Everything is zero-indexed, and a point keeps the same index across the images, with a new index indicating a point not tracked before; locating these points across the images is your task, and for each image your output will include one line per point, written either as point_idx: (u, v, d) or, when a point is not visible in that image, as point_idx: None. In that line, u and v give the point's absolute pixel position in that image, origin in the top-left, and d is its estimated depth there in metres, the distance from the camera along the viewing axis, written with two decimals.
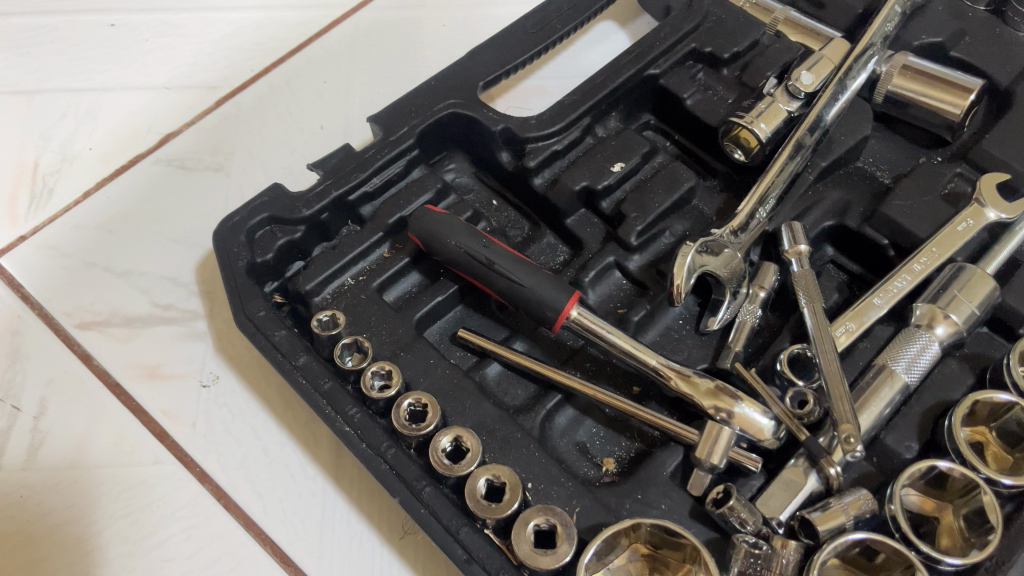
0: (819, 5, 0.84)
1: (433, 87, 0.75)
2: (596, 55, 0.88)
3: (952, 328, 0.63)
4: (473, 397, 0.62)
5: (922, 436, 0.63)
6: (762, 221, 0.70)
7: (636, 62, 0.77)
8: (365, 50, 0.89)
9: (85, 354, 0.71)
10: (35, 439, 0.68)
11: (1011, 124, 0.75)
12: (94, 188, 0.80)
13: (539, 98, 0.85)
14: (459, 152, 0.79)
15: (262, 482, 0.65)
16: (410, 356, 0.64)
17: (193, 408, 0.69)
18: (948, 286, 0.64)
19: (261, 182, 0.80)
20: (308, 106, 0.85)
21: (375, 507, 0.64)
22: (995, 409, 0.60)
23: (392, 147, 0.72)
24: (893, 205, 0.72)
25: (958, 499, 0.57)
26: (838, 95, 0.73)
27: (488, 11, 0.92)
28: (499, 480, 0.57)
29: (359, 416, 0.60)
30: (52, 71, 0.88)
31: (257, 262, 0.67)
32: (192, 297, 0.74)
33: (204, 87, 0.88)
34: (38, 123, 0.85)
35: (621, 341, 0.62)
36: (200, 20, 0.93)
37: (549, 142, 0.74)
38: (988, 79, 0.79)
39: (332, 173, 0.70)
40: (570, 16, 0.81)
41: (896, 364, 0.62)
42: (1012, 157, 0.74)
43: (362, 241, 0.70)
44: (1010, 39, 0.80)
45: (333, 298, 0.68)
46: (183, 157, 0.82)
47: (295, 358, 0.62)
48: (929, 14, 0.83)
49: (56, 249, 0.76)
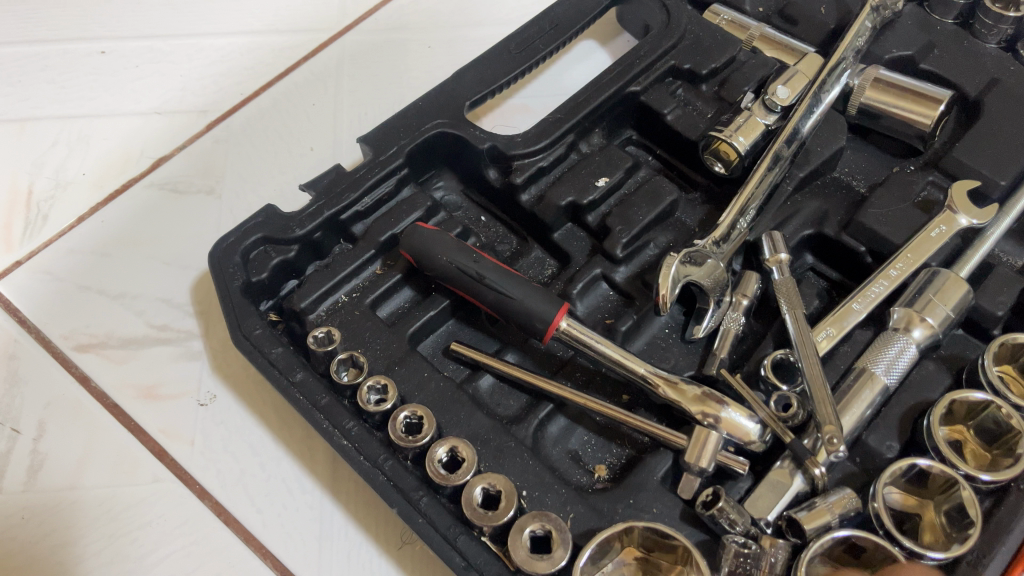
0: (792, 21, 0.87)
1: (420, 107, 0.77)
2: (578, 73, 0.91)
3: (928, 330, 0.65)
4: (467, 409, 0.64)
5: (903, 435, 0.65)
6: (743, 231, 0.72)
7: (617, 80, 0.79)
8: (353, 72, 0.91)
9: (83, 375, 0.72)
10: (35, 461, 0.69)
11: (980, 133, 0.78)
12: (88, 212, 0.82)
13: (523, 116, 0.87)
14: (447, 170, 0.80)
15: (260, 497, 0.67)
16: (405, 370, 0.66)
17: (191, 426, 0.70)
18: (924, 290, 0.66)
19: (253, 203, 0.81)
20: (298, 128, 0.86)
21: (373, 518, 0.65)
22: (972, 408, 0.62)
23: (382, 166, 0.74)
24: (869, 213, 0.74)
25: (939, 496, 0.59)
26: (814, 108, 0.75)
27: (471, 33, 0.94)
28: (494, 488, 0.58)
29: (356, 430, 0.61)
30: (43, 99, 0.90)
31: (252, 282, 0.68)
32: (187, 317, 0.76)
33: (194, 112, 0.89)
34: (31, 150, 0.86)
35: (610, 350, 0.63)
36: (189, 46, 0.95)
37: (535, 158, 0.76)
38: (957, 89, 0.82)
39: (324, 193, 0.72)
40: (551, 36, 0.83)
41: (876, 366, 0.64)
42: (981, 164, 0.76)
43: (355, 259, 0.71)
44: (977, 51, 0.83)
45: (328, 314, 0.69)
46: (175, 180, 0.83)
47: (292, 374, 0.63)
48: (899, 28, 0.85)
49: (52, 273, 0.78)
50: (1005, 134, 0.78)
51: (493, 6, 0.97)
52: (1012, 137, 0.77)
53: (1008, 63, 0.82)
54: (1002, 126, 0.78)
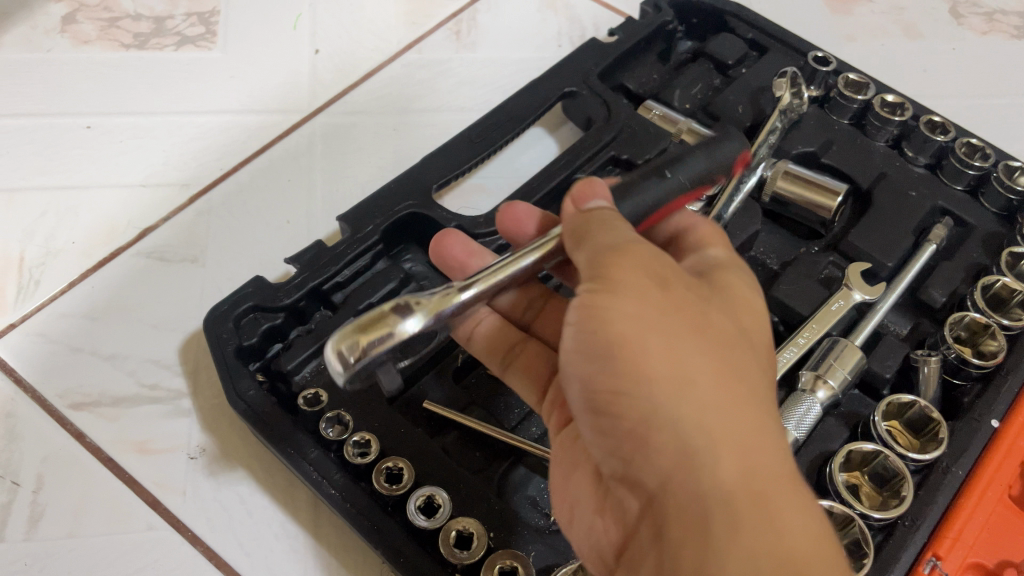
0: (715, 117, 1.00)
1: (393, 191, 0.87)
2: (530, 157, 1.03)
3: (830, 391, 0.77)
4: (439, 462, 0.73)
5: (809, 481, 0.77)
6: (787, 362, 0.79)
7: (566, 167, 0.91)
8: (324, 151, 1.00)
9: (78, 431, 0.78)
10: (35, 511, 0.74)
11: (872, 222, 0.92)
12: (79, 278, 0.88)
13: (480, 195, 0.98)
14: (414, 245, 0.90)
15: (249, 542, 0.73)
16: (385, 429, 0.75)
17: (182, 478, 0.76)
18: (826, 355, 0.79)
19: (234, 273, 0.89)
20: (274, 203, 0.95)
21: (352, 560, 0.73)
22: (866, 456, 0.74)
23: (360, 243, 0.83)
24: (782, 289, 0.87)
25: (839, 532, 0.71)
26: (733, 196, 0.87)
27: (433, 119, 1.05)
28: (468, 530, 0.67)
29: (342, 480, 0.69)
30: (32, 170, 0.96)
31: (244, 345, 0.76)
32: (176, 377, 0.82)
33: (177, 185, 0.97)
34: (23, 219, 0.93)
35: (462, 419, 0.75)
36: (171, 123, 1.02)
37: (496, 237, 0.87)
38: (852, 181, 0.96)
39: (308, 266, 0.81)
40: (508, 126, 0.94)
41: (789, 422, 0.75)
42: (872, 248, 0.90)
43: (336, 326, 0.80)
44: (867, 149, 0.98)
45: (311, 376, 0.78)
46: (160, 250, 0.90)
47: (283, 431, 0.71)
48: (803, 127, 0.99)
49: (45, 336, 0.84)
50: (891, 224, 0.91)
51: (450, 95, 1.08)
52: (896, 224, 0.91)
53: (893, 160, 0.97)
54: (888, 215, 0.92)
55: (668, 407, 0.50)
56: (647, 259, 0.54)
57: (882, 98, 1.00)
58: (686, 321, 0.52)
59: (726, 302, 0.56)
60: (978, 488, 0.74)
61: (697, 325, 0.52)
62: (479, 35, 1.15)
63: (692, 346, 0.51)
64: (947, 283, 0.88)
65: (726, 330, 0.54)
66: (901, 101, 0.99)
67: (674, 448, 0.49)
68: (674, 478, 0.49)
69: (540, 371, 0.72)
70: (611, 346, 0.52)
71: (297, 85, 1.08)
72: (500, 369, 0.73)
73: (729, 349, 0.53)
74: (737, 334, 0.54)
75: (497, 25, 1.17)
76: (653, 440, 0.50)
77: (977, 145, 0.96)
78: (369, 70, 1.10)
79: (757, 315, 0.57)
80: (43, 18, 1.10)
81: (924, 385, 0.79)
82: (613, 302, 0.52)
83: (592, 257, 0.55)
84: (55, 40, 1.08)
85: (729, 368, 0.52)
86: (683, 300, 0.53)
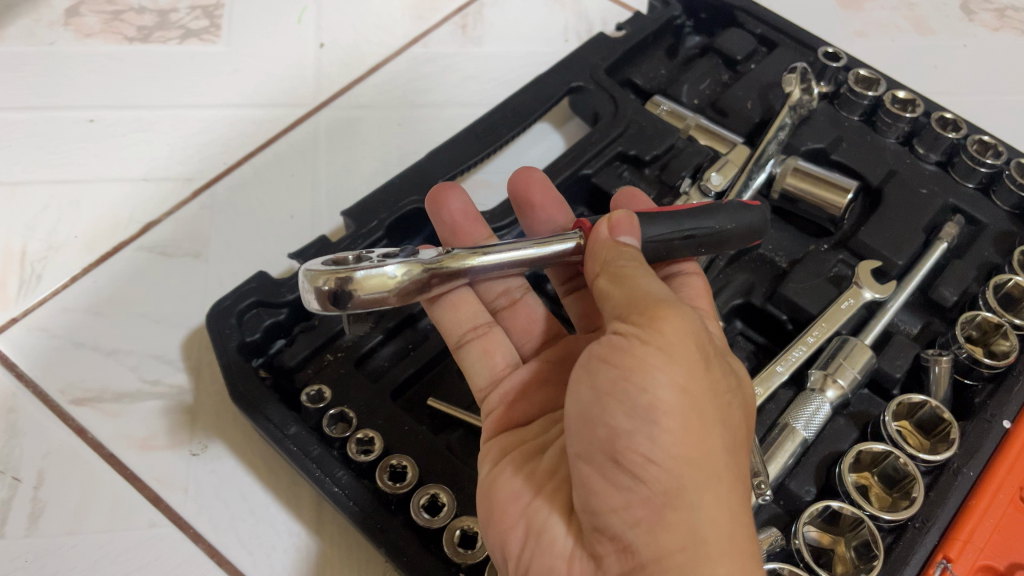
0: (723, 113, 0.99)
1: (398, 186, 0.86)
2: (537, 152, 1.02)
3: (839, 391, 0.76)
4: (443, 460, 0.72)
5: (818, 481, 0.76)
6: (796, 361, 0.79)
7: (572, 163, 0.90)
8: (328, 145, 1.00)
9: (79, 427, 0.77)
10: (35, 508, 0.73)
11: (882, 220, 0.90)
12: (81, 273, 0.87)
13: (486, 191, 0.98)
14: (420, 241, 0.89)
15: (251, 541, 0.73)
16: (388, 426, 0.74)
17: (184, 476, 0.75)
18: (836, 354, 0.78)
19: (237, 268, 0.88)
20: (278, 198, 0.94)
21: (355, 558, 0.72)
22: (876, 456, 0.73)
23: (364, 238, 0.82)
24: (791, 287, 0.86)
25: (849, 533, 0.70)
26: (743, 193, 0.87)
27: (438, 113, 1.04)
28: (472, 529, 0.67)
29: (346, 478, 0.68)
30: (34, 163, 0.96)
31: (246, 341, 0.75)
32: (179, 373, 0.82)
33: (180, 179, 0.96)
34: (25, 212, 0.92)
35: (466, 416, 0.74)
36: (174, 117, 1.02)
37: (501, 232, 0.86)
38: (862, 178, 0.95)
39: (311, 261, 0.80)
40: (513, 122, 0.93)
41: (797, 422, 0.74)
42: (882, 246, 0.88)
43: (340, 321, 0.79)
44: (878, 146, 0.97)
45: (314, 372, 0.77)
46: (163, 244, 0.90)
47: (286, 428, 0.70)
48: (813, 123, 0.98)
49: (46, 330, 0.83)
50: (901, 222, 0.90)
51: (456, 89, 1.07)
52: (906, 222, 0.90)
53: (903, 157, 0.96)
54: (899, 213, 0.91)
55: (691, 491, 0.51)
56: (687, 326, 0.55)
57: (893, 94, 0.98)
58: (714, 400, 0.54)
59: (729, 379, 0.59)
60: (991, 490, 0.73)
61: (720, 404, 0.54)
62: (486, 30, 1.14)
63: (716, 428, 0.53)
64: (958, 282, 0.87)
65: (735, 409, 0.56)
66: (912, 98, 0.98)
67: (685, 532, 0.51)
68: (673, 556, 0.51)
69: (496, 362, 0.70)
70: (646, 409, 0.51)
71: (301, 79, 1.07)
72: (455, 341, 0.70)
73: (736, 439, 0.56)
74: (736, 413, 0.57)
75: (503, 19, 1.16)
76: (667, 517, 0.51)
77: (988, 143, 0.94)
78: (374, 64, 1.09)
79: (744, 388, 0.61)
80: (46, 11, 1.09)
81: (935, 385, 0.78)
82: (660, 367, 0.52)
83: (645, 311, 0.55)
84: (59, 33, 1.08)
85: (735, 451, 0.55)
86: (712, 375, 0.55)
